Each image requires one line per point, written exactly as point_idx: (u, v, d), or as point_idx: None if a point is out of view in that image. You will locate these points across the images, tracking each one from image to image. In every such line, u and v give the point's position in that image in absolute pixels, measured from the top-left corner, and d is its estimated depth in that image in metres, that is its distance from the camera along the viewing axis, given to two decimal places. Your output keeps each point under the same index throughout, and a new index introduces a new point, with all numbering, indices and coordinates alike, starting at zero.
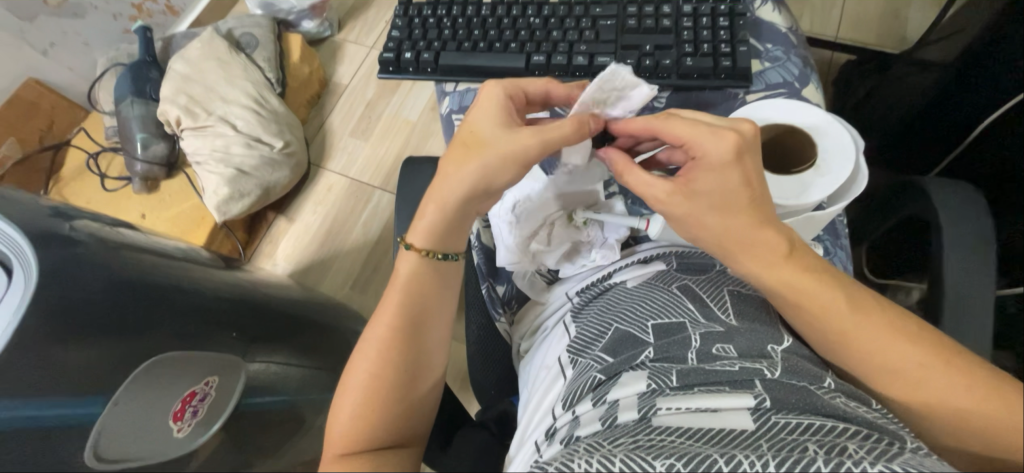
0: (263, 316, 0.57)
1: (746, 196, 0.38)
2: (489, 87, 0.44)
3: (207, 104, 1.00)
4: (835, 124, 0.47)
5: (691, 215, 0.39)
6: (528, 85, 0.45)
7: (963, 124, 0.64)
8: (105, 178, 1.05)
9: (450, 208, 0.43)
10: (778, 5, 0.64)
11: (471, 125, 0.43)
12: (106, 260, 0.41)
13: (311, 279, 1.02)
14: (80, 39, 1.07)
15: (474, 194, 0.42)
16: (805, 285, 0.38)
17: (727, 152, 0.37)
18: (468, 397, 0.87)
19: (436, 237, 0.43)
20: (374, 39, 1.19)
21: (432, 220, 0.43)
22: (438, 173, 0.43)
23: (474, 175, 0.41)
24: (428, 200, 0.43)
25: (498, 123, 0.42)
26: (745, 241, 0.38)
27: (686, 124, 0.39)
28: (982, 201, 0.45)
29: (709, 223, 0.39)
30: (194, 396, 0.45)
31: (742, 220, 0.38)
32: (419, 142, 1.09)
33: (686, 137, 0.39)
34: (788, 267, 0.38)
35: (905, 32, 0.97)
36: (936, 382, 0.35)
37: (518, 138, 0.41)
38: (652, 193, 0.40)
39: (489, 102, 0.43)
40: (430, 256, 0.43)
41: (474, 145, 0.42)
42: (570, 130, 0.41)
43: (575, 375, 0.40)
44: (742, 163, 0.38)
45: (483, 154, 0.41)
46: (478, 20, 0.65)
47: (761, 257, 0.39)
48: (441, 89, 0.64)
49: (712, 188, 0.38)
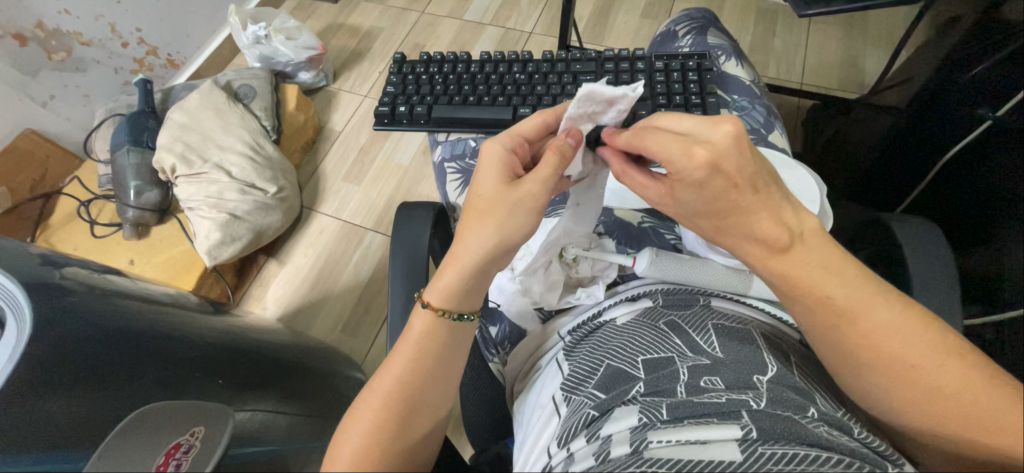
0: (251, 362, 0.56)
1: (733, 199, 0.39)
2: (488, 148, 0.46)
3: (202, 151, 1.02)
4: (799, 169, 0.56)
5: (687, 215, 0.43)
6: (522, 130, 0.48)
7: (928, 157, 0.68)
8: (94, 225, 1.05)
9: (469, 269, 0.43)
10: (740, 60, 0.70)
11: (478, 192, 0.45)
12: (93, 311, 0.42)
13: (300, 322, 1.01)
14: (80, 92, 1.11)
15: (494, 254, 0.43)
16: (807, 277, 0.39)
17: (698, 170, 0.38)
18: (462, 441, 0.85)
19: (454, 297, 0.43)
20: (367, 89, 1.24)
21: (449, 281, 0.43)
22: (457, 243, 0.44)
23: (492, 238, 0.42)
24: (446, 264, 0.44)
25: (500, 178, 0.44)
26: (739, 235, 0.41)
27: (656, 141, 0.39)
28: (942, 235, 0.48)
29: (704, 221, 0.42)
30: (178, 447, 0.38)
31: (732, 219, 0.40)
32: (411, 185, 1.12)
33: (657, 154, 0.39)
34: (794, 258, 0.39)
35: (859, 80, 1.06)
36: (935, 386, 0.36)
37: (524, 192, 0.43)
38: (649, 195, 0.44)
39: (490, 159, 0.46)
40: (447, 317, 0.43)
41: (485, 208, 0.43)
42: (553, 160, 0.43)
43: (569, 412, 0.40)
44: (718, 174, 0.38)
45: (498, 214, 0.43)
46: (467, 75, 0.70)
47: (760, 248, 0.40)
48: (434, 139, 0.70)
49: (698, 198, 0.40)
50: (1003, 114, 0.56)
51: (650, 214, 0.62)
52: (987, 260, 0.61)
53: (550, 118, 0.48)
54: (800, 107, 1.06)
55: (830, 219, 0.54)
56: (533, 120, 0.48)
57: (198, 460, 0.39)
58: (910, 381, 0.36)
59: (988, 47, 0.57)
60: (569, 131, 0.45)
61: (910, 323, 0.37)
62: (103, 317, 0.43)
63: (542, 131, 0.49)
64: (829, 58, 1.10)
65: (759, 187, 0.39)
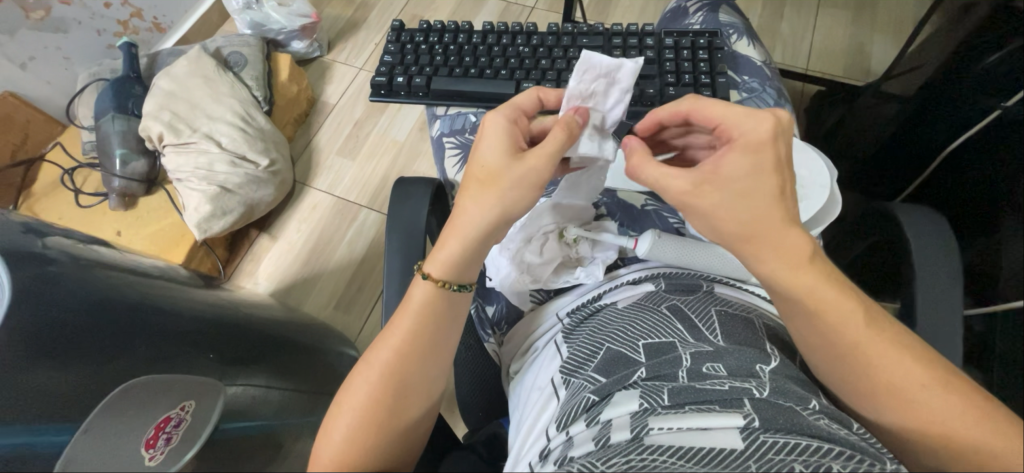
0: (243, 339, 0.55)
1: (776, 182, 0.38)
2: (491, 118, 0.44)
3: (191, 120, 0.99)
4: (811, 155, 0.55)
5: (718, 206, 0.39)
6: (522, 103, 0.47)
7: (935, 143, 0.67)
8: (79, 194, 1.01)
9: (471, 240, 0.42)
10: (752, 40, 0.68)
11: (480, 161, 0.43)
12: (78, 281, 0.41)
13: (293, 298, 1.00)
14: (61, 54, 1.06)
15: (498, 228, 0.43)
16: (828, 293, 0.38)
17: (764, 131, 0.39)
18: (455, 419, 0.85)
19: (453, 269, 0.42)
20: (363, 61, 1.20)
21: (451, 250, 0.42)
22: (459, 211, 0.43)
23: (495, 209, 0.42)
24: (448, 233, 0.43)
25: (504, 146, 0.43)
26: (771, 238, 0.38)
27: (719, 104, 0.42)
28: (946, 226, 0.48)
29: (738, 208, 0.38)
30: (169, 421, 0.37)
31: (773, 209, 0.38)
32: (406, 162, 1.09)
33: (721, 120, 0.41)
34: (812, 272, 0.38)
35: (866, 67, 1.04)
36: (924, 399, 0.36)
37: (529, 165, 0.41)
38: (676, 185, 0.40)
39: (493, 128, 0.44)
40: (447, 287, 0.42)
41: (489, 180, 0.42)
42: (561, 135, 0.42)
43: (568, 395, 0.40)
44: (777, 146, 0.39)
45: (503, 188, 0.41)
46: (468, 47, 0.67)
47: (786, 259, 0.38)
48: (432, 113, 0.68)
49: (746, 171, 0.38)
50: (1017, 103, 0.54)
51: (654, 197, 0.60)
52: (983, 249, 0.59)
53: (546, 96, 0.48)
54: (805, 93, 1.04)
55: (839, 207, 0.53)
56: (529, 94, 0.48)
57: (195, 426, 0.39)
58: (897, 393, 0.36)
59: (1003, 35, 0.54)
60: (576, 109, 0.45)
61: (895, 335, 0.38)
62: (91, 287, 0.41)
63: (538, 107, 0.48)
64: (838, 43, 1.07)
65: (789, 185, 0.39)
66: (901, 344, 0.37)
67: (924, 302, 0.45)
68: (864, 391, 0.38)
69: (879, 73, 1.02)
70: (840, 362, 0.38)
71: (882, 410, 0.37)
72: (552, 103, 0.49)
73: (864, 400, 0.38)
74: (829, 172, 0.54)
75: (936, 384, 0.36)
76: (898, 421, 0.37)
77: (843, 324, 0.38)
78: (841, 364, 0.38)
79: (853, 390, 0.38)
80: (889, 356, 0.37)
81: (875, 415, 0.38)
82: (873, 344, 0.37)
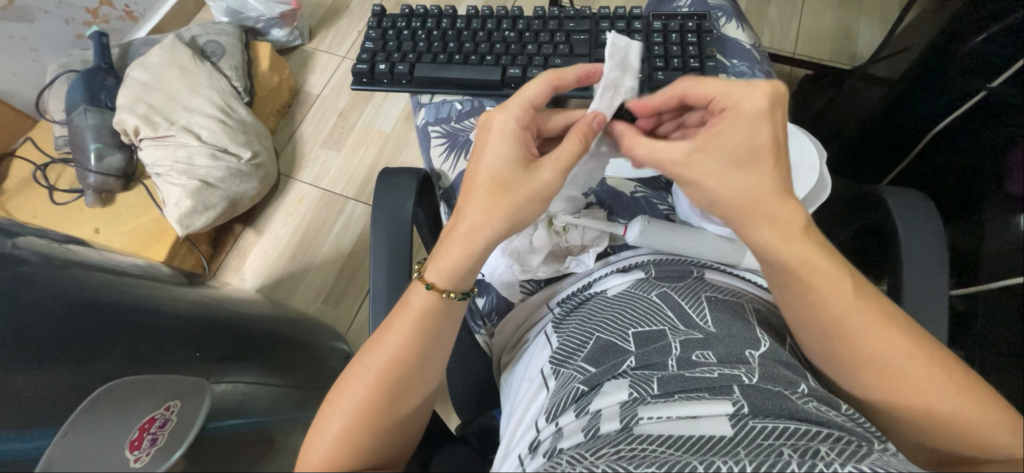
0: (229, 338, 0.53)
1: (772, 153, 0.38)
2: (497, 118, 0.43)
3: (168, 113, 0.95)
4: (799, 139, 0.55)
5: (711, 176, 0.39)
6: (531, 99, 0.44)
7: (924, 124, 0.66)
8: (53, 190, 0.98)
9: (478, 250, 0.41)
10: (741, 23, 0.67)
11: (486, 170, 0.42)
12: (51, 278, 0.40)
13: (281, 293, 0.98)
14: (27, 45, 1.01)
15: (505, 236, 0.42)
16: (824, 267, 0.38)
17: (760, 101, 0.39)
18: (448, 411, 0.86)
19: (456, 278, 0.41)
20: (346, 49, 1.17)
21: (453, 259, 0.41)
22: (463, 220, 0.42)
23: (504, 221, 0.41)
24: (453, 242, 0.42)
25: (514, 156, 0.42)
26: (772, 204, 0.38)
27: (715, 80, 0.41)
28: (932, 207, 0.48)
29: (732, 177, 0.38)
30: (153, 422, 0.36)
31: (771, 184, 0.38)
32: (394, 152, 1.07)
33: (717, 92, 0.41)
34: (805, 246, 0.38)
35: (853, 50, 1.04)
36: (919, 376, 0.36)
37: (543, 177, 0.41)
38: (668, 156, 0.40)
39: (502, 134, 0.42)
40: (449, 297, 0.41)
41: (502, 191, 0.41)
42: (576, 143, 0.41)
43: (558, 385, 0.40)
44: (773, 114, 0.39)
45: (513, 201, 0.40)
46: (453, 32, 0.66)
47: (778, 231, 0.38)
48: (417, 101, 0.66)
49: (738, 140, 0.39)
50: (1004, 83, 0.53)
51: (644, 184, 0.61)
52: (968, 230, 0.60)
53: (556, 83, 0.45)
54: (794, 77, 1.04)
55: (827, 190, 0.53)
56: (540, 85, 0.44)
57: (179, 430, 0.37)
58: (887, 374, 0.37)
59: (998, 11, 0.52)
60: (594, 116, 0.44)
61: (891, 323, 0.37)
62: (63, 287, 0.39)
63: (548, 97, 0.45)
64: (824, 27, 1.07)
65: (784, 155, 0.39)
66: (898, 331, 0.37)
67: (907, 286, 0.46)
68: (854, 372, 0.38)
69: (865, 56, 1.02)
70: (829, 340, 0.38)
71: (878, 390, 0.37)
72: (562, 90, 0.46)
73: (851, 376, 0.38)
74: (818, 155, 0.54)
75: (926, 368, 0.36)
76: (900, 401, 0.37)
77: (833, 303, 0.38)
78: (831, 341, 0.38)
79: (850, 372, 0.38)
80: (888, 338, 0.37)
81: (868, 394, 0.38)
82: (868, 321, 0.37)
